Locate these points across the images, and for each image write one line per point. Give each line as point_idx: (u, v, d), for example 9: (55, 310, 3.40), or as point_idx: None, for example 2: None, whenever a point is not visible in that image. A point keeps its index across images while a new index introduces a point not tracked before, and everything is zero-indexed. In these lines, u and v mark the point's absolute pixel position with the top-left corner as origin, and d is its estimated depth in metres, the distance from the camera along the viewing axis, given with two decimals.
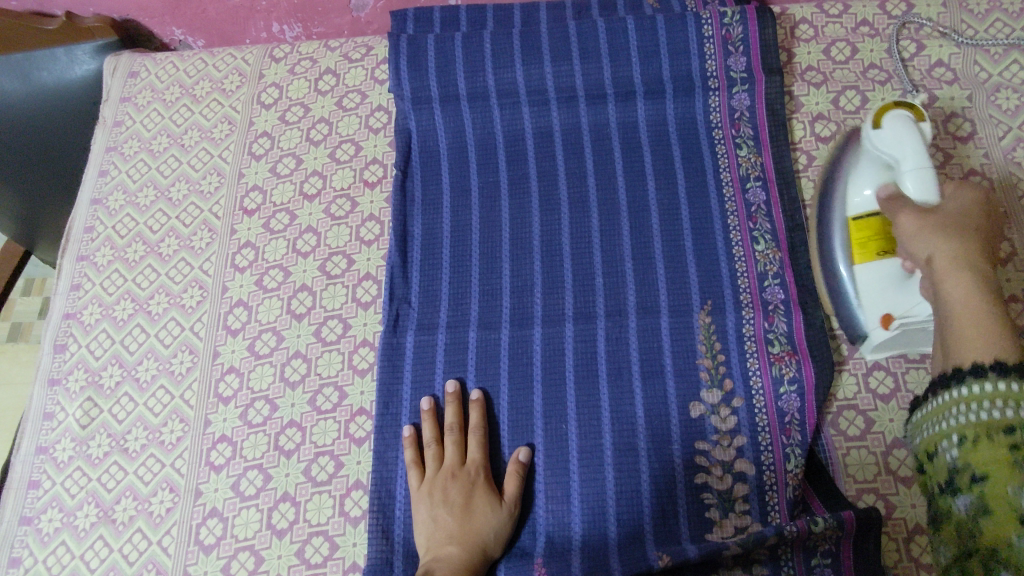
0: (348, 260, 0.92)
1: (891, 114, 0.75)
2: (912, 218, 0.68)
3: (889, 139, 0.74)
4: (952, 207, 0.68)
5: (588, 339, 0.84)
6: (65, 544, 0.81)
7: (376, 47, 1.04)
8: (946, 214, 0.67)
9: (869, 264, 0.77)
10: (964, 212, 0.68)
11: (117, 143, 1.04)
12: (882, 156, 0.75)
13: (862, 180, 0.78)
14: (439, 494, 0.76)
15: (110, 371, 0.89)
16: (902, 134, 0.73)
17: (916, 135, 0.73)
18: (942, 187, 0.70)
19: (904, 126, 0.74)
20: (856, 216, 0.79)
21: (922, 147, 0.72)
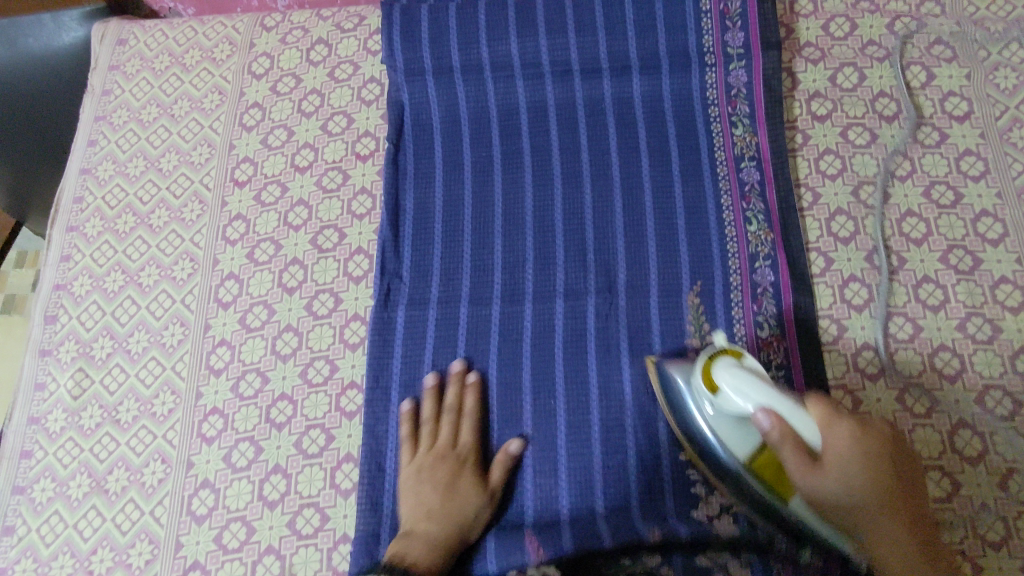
0: (340, 233, 0.91)
1: (720, 376, 0.67)
2: (805, 476, 0.62)
3: (733, 402, 0.65)
4: (841, 443, 0.63)
5: (579, 316, 0.84)
6: (58, 513, 0.81)
7: (369, 16, 1.02)
8: (840, 460, 0.63)
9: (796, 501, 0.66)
10: (845, 460, 0.63)
11: (105, 112, 1.02)
12: (733, 412, 0.67)
13: (727, 431, 0.69)
14: (426, 471, 0.77)
15: (101, 342, 0.89)
16: (744, 393, 0.64)
17: (756, 383, 0.64)
18: (820, 429, 0.63)
19: (742, 375, 0.65)
20: (749, 457, 0.68)
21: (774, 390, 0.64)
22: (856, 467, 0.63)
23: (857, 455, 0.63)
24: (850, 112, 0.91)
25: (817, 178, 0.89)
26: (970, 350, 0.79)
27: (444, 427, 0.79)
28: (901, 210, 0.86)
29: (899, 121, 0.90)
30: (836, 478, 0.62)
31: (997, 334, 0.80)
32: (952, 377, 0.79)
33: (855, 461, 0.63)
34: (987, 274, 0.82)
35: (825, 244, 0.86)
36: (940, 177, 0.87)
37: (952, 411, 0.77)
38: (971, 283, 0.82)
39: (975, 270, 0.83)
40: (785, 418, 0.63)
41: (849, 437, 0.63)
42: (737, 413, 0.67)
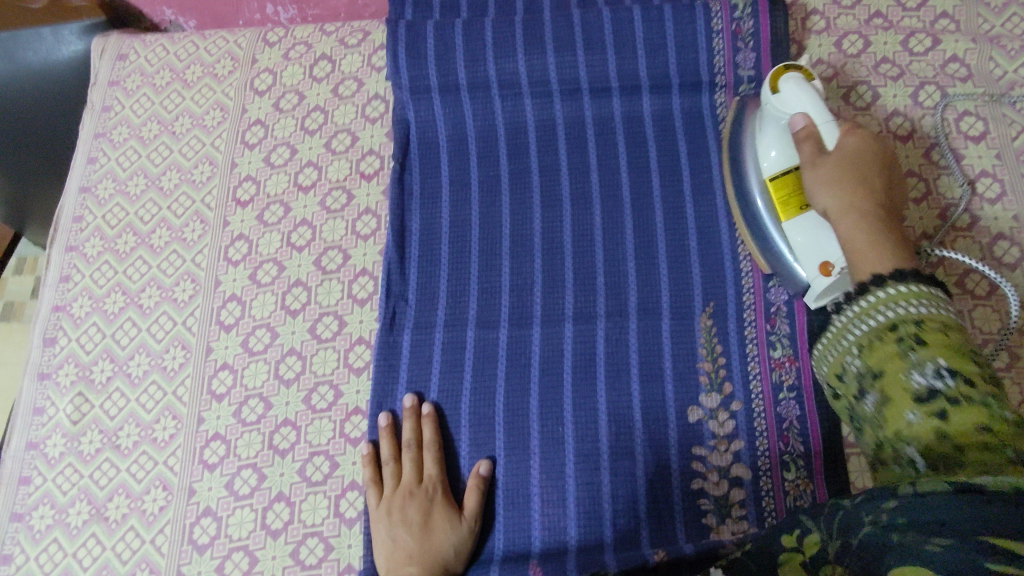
0: (344, 254, 0.90)
1: (786, 80, 0.74)
2: (813, 159, 0.72)
3: (788, 101, 0.74)
4: (850, 149, 0.71)
5: (588, 340, 0.82)
6: (57, 542, 0.80)
7: (374, 32, 1.00)
8: (840, 159, 0.71)
9: (797, 220, 0.75)
10: (855, 153, 0.71)
11: (106, 129, 1.01)
12: (781, 114, 0.75)
13: (768, 142, 0.78)
14: (397, 513, 0.75)
15: (102, 365, 0.87)
16: (801, 98, 0.73)
17: (814, 98, 0.73)
18: (841, 135, 0.72)
19: (805, 88, 0.73)
20: (771, 177, 0.78)
21: (823, 105, 0.73)
22: (856, 167, 0.70)
23: (855, 166, 0.70)
24: (863, 132, 0.90)
25: None
26: None
27: (405, 464, 0.78)
28: (916, 233, 0.85)
29: (913, 141, 0.89)
30: (828, 175, 0.71)
31: (1015, 361, 0.78)
32: None
33: (846, 175, 0.70)
34: (1005, 298, 0.81)
35: None
36: (956, 199, 0.86)
37: None
38: (988, 308, 0.81)
39: (992, 295, 0.81)
40: (817, 128, 0.72)
41: (860, 141, 0.72)
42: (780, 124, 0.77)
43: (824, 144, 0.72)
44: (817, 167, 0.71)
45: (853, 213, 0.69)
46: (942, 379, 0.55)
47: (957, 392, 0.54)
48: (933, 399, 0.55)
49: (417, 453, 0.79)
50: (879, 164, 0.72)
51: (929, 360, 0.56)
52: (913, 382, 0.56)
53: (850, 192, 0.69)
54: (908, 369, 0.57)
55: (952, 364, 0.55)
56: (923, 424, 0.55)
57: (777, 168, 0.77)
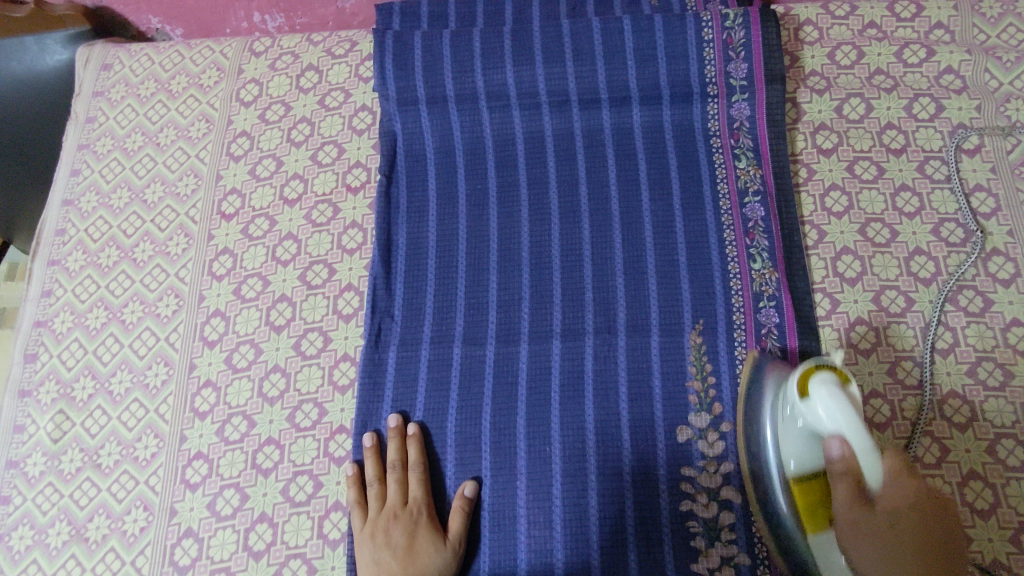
0: (330, 269, 0.88)
1: (818, 385, 0.60)
2: (846, 519, 0.61)
3: (819, 413, 0.59)
4: (892, 495, 0.59)
5: (576, 357, 0.81)
6: (36, 563, 0.79)
7: (361, 42, 0.99)
8: (885, 538, 0.60)
9: (818, 535, 0.66)
10: (896, 493, 0.59)
11: (89, 140, 0.99)
12: (812, 423, 0.61)
13: (795, 425, 0.65)
14: (381, 536, 0.74)
15: (83, 382, 0.86)
16: (834, 414, 0.58)
17: (851, 416, 0.57)
18: (885, 468, 0.59)
19: (843, 399, 0.58)
20: (796, 443, 0.65)
21: (863, 427, 0.58)
22: (896, 536, 0.60)
23: (905, 551, 0.60)
24: (856, 145, 0.88)
25: (823, 215, 0.86)
26: (981, 396, 0.77)
27: (391, 487, 0.77)
28: (909, 248, 0.83)
29: (906, 154, 0.87)
30: (873, 544, 0.60)
31: (1010, 380, 0.77)
32: (963, 425, 0.76)
33: (878, 520, 0.60)
34: (999, 316, 0.80)
35: (831, 285, 0.83)
36: (950, 214, 0.84)
37: (962, 461, 0.75)
38: (982, 325, 0.79)
39: (987, 312, 0.80)
40: (855, 458, 0.58)
41: (908, 496, 0.59)
42: (815, 428, 0.62)
43: (868, 489, 0.59)
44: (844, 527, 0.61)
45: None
46: None
47: None
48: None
49: (403, 476, 0.78)
50: (922, 523, 0.60)
51: None
52: None
53: (887, 516, 0.59)
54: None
55: None
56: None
57: (807, 450, 0.65)
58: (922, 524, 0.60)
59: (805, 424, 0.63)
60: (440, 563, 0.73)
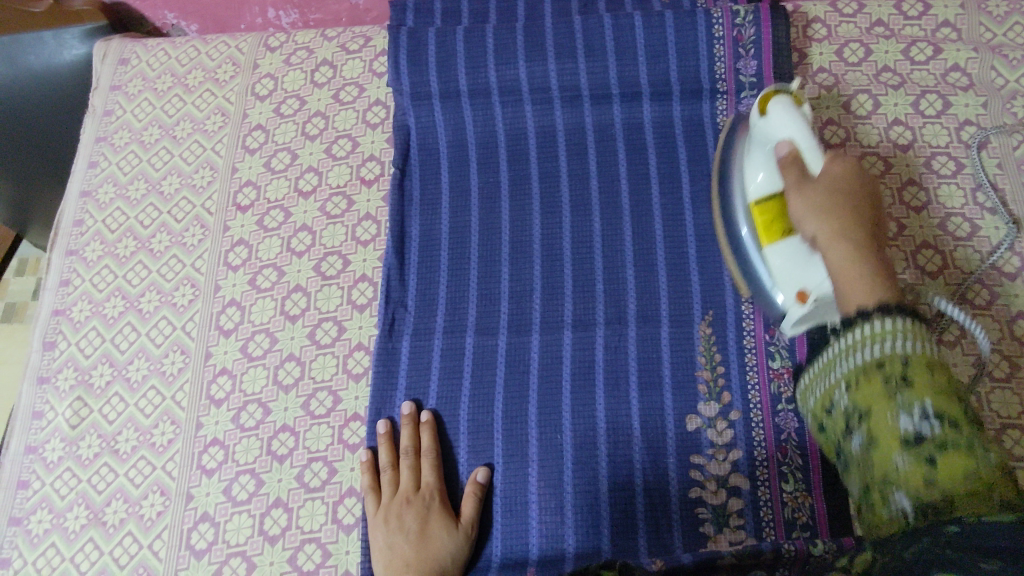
0: (344, 260, 0.90)
1: (776, 102, 0.69)
2: (795, 194, 0.66)
3: (775, 126, 0.69)
4: (831, 176, 0.66)
5: (587, 347, 0.82)
6: (55, 546, 0.80)
7: (375, 38, 1.01)
8: (822, 184, 0.65)
9: (783, 246, 0.70)
10: (840, 191, 0.65)
11: (107, 133, 1.01)
12: (767, 138, 0.71)
13: (756, 165, 0.73)
14: (395, 520, 0.75)
15: (101, 370, 0.88)
16: (787, 122, 0.68)
17: (802, 125, 0.68)
18: (832, 166, 0.66)
19: (793, 110, 0.68)
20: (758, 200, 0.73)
21: (810, 131, 0.68)
22: (842, 198, 0.65)
23: (841, 193, 0.65)
24: (863, 141, 0.90)
25: None
26: (988, 387, 0.78)
27: (405, 472, 0.78)
28: (916, 241, 0.84)
29: (913, 149, 0.89)
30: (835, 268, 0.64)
31: (1016, 372, 0.78)
32: None
33: (833, 196, 0.65)
34: (1005, 308, 0.81)
35: None
36: (957, 209, 0.85)
37: None
38: (988, 317, 0.80)
39: (993, 304, 0.81)
40: (804, 158, 0.67)
41: (852, 256, 0.63)
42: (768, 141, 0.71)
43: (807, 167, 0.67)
44: (806, 202, 0.66)
45: (845, 243, 0.64)
46: (929, 421, 0.50)
47: (945, 435, 0.50)
48: (922, 443, 0.50)
49: (416, 463, 0.79)
50: (862, 197, 0.66)
51: (917, 399, 0.51)
52: (903, 425, 0.51)
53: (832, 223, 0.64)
54: (878, 355, 0.54)
55: (938, 403, 0.50)
56: (912, 470, 0.50)
57: (767, 194, 0.72)
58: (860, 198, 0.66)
59: (761, 138, 0.72)
60: (453, 546, 0.74)
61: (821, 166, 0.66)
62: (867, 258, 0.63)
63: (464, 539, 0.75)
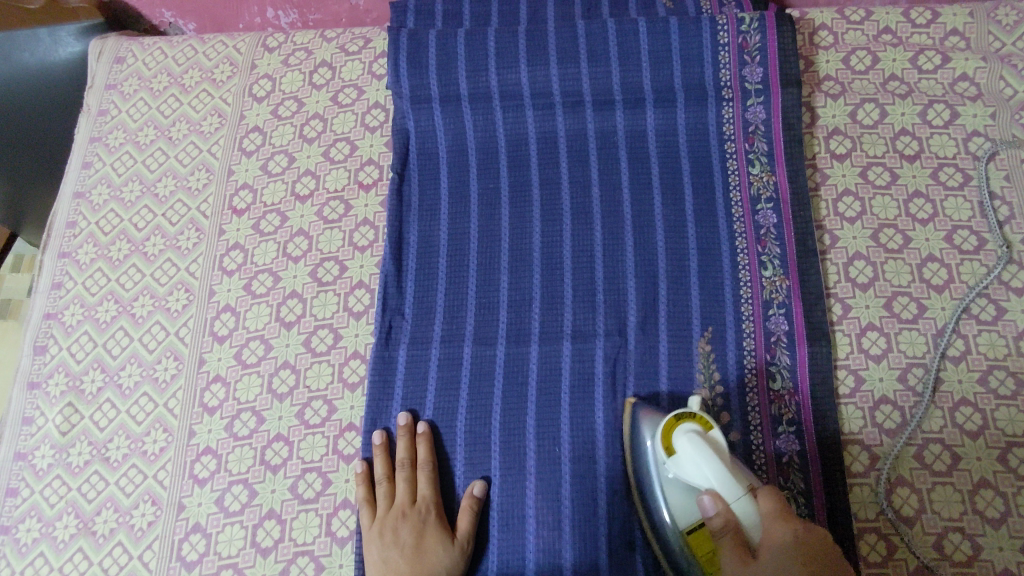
0: (340, 266, 0.88)
1: (681, 441, 0.66)
2: (734, 562, 0.60)
3: (688, 469, 0.65)
4: (771, 541, 0.59)
5: (586, 359, 0.81)
6: (43, 556, 0.79)
7: (375, 39, 0.99)
8: (774, 551, 0.58)
9: None
10: (773, 546, 0.58)
11: (101, 133, 0.99)
12: (685, 481, 0.66)
13: (675, 491, 0.69)
14: (390, 534, 0.74)
15: (92, 375, 0.86)
16: (701, 468, 0.64)
17: (717, 469, 0.63)
18: (759, 508, 0.61)
19: (701, 448, 0.65)
20: (688, 529, 0.68)
21: (727, 471, 0.63)
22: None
23: (805, 559, 0.57)
24: (870, 150, 0.88)
25: (836, 220, 0.86)
26: (992, 405, 0.77)
27: (401, 484, 0.77)
28: (922, 255, 0.83)
29: (920, 160, 0.87)
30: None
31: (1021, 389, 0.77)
32: (974, 433, 0.76)
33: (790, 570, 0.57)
34: (1012, 324, 0.79)
35: (843, 290, 0.83)
36: (964, 221, 0.84)
37: (972, 468, 0.74)
38: (994, 333, 0.79)
39: (999, 320, 0.80)
40: (732, 511, 0.62)
41: (797, 536, 0.59)
42: (687, 480, 0.66)
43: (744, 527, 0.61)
44: (773, 530, 0.59)
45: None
46: None
47: None
48: None
49: (414, 475, 0.77)
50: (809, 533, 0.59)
51: None
52: None
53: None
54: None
55: None
56: None
57: (690, 518, 0.68)
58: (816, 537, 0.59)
59: (676, 484, 0.68)
60: (449, 562, 0.73)
61: (751, 515, 0.62)
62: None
63: (461, 554, 0.74)
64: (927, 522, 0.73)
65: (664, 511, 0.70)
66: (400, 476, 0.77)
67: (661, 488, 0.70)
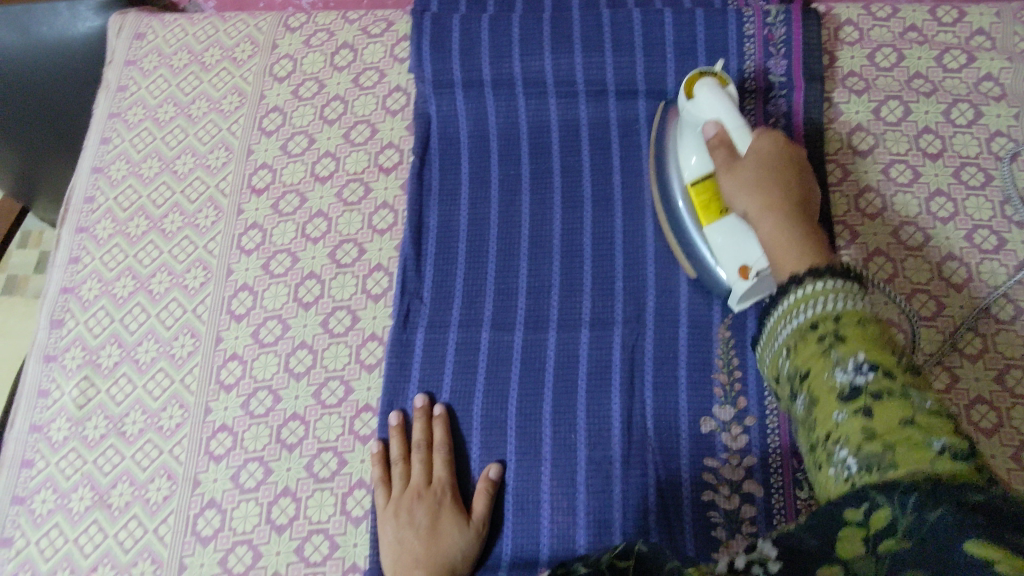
0: (360, 248, 0.88)
1: (703, 86, 0.75)
2: (727, 178, 0.70)
3: (704, 108, 0.75)
4: (753, 165, 0.69)
5: (603, 347, 0.81)
6: (58, 527, 0.79)
7: (398, 22, 0.99)
8: (755, 158, 0.70)
9: (715, 225, 0.74)
10: (759, 161, 0.69)
11: (120, 109, 0.99)
12: (696, 121, 0.76)
13: (689, 149, 0.78)
14: (405, 515, 0.74)
15: (109, 350, 0.86)
16: (714, 105, 0.74)
17: (727, 106, 0.74)
18: (757, 140, 0.71)
19: (718, 93, 0.75)
20: (693, 181, 0.77)
21: (735, 113, 0.74)
22: (767, 177, 0.68)
23: (771, 174, 0.68)
24: (892, 148, 0.88)
25: (856, 215, 0.86)
26: (1008, 403, 0.77)
27: (417, 466, 0.77)
28: (942, 253, 0.83)
29: (942, 159, 0.87)
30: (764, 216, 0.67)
31: None
32: (989, 431, 0.76)
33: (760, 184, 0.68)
34: None
35: None
36: (984, 221, 0.84)
37: (987, 465, 0.75)
38: (1012, 333, 0.80)
39: (1017, 319, 0.80)
40: (732, 138, 0.73)
41: (778, 211, 0.66)
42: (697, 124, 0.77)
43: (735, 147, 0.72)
44: (759, 140, 0.71)
45: (777, 214, 0.66)
46: (862, 371, 0.49)
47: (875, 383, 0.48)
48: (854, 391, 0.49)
49: (429, 457, 0.77)
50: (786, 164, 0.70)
51: (848, 354, 0.50)
52: (836, 377, 0.50)
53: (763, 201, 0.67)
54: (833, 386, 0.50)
55: (871, 353, 0.50)
56: (850, 422, 0.48)
57: (703, 171, 0.76)
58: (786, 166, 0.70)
59: (689, 125, 0.77)
60: (464, 543, 0.73)
61: (750, 146, 0.71)
62: (802, 224, 0.64)
63: (475, 535, 0.74)
64: None
65: (675, 172, 0.79)
66: (416, 459, 0.77)
67: (675, 156, 0.79)
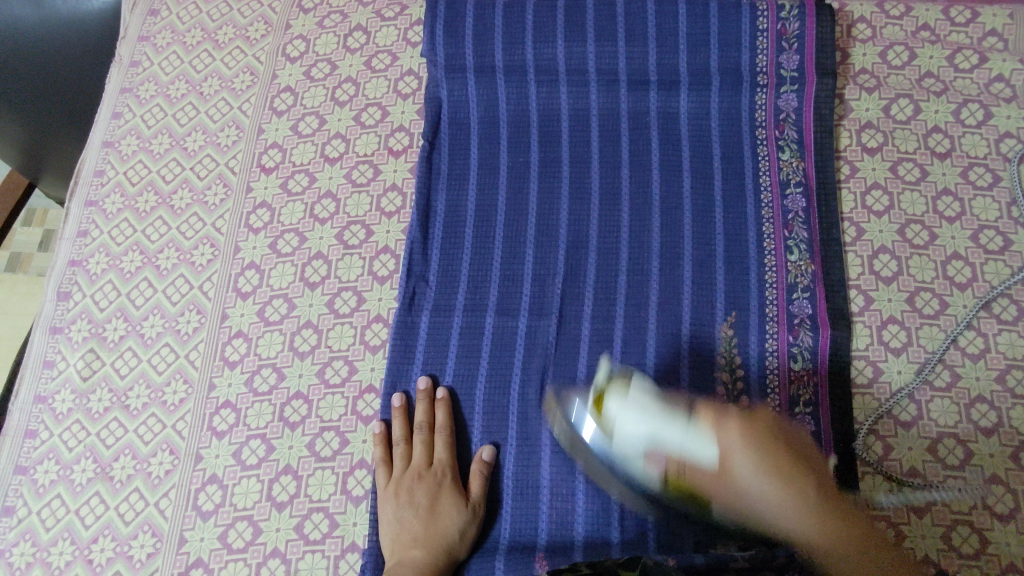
0: (367, 230, 0.88)
1: (615, 404, 0.70)
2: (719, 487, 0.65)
3: (630, 420, 0.69)
4: (739, 453, 0.64)
5: (607, 338, 0.81)
6: (60, 498, 0.79)
7: (411, 6, 0.99)
8: (730, 452, 0.64)
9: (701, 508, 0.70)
10: (751, 458, 0.63)
11: (132, 84, 0.99)
12: (629, 446, 0.69)
13: (631, 457, 0.70)
14: (405, 495, 0.75)
15: (115, 324, 0.87)
16: (642, 421, 0.68)
17: (654, 413, 0.68)
18: (716, 442, 0.65)
19: (630, 404, 0.68)
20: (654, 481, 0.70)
21: (669, 411, 0.67)
22: (768, 459, 0.64)
23: (764, 454, 0.64)
24: (901, 146, 0.88)
25: (863, 213, 0.86)
26: (1008, 403, 0.77)
27: (418, 447, 0.78)
28: (947, 252, 0.84)
29: (951, 158, 0.87)
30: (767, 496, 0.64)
31: None
32: (988, 430, 0.76)
33: (766, 474, 0.63)
34: None
35: (866, 282, 0.83)
36: (991, 222, 0.84)
37: (985, 464, 0.75)
38: (1015, 334, 0.80)
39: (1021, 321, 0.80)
40: (688, 452, 0.66)
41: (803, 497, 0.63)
42: (630, 450, 0.70)
43: (695, 459, 0.66)
44: (723, 437, 0.65)
45: (808, 503, 0.63)
46: None
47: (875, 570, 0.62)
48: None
49: (431, 440, 0.78)
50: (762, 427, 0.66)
51: None
52: None
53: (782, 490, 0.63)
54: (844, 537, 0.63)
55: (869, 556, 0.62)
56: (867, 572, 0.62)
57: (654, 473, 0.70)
58: (767, 425, 0.66)
59: (624, 446, 0.70)
60: (462, 525, 0.74)
61: (718, 454, 0.65)
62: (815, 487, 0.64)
63: (473, 517, 0.75)
64: (936, 514, 0.74)
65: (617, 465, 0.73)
66: (417, 441, 0.78)
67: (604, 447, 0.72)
